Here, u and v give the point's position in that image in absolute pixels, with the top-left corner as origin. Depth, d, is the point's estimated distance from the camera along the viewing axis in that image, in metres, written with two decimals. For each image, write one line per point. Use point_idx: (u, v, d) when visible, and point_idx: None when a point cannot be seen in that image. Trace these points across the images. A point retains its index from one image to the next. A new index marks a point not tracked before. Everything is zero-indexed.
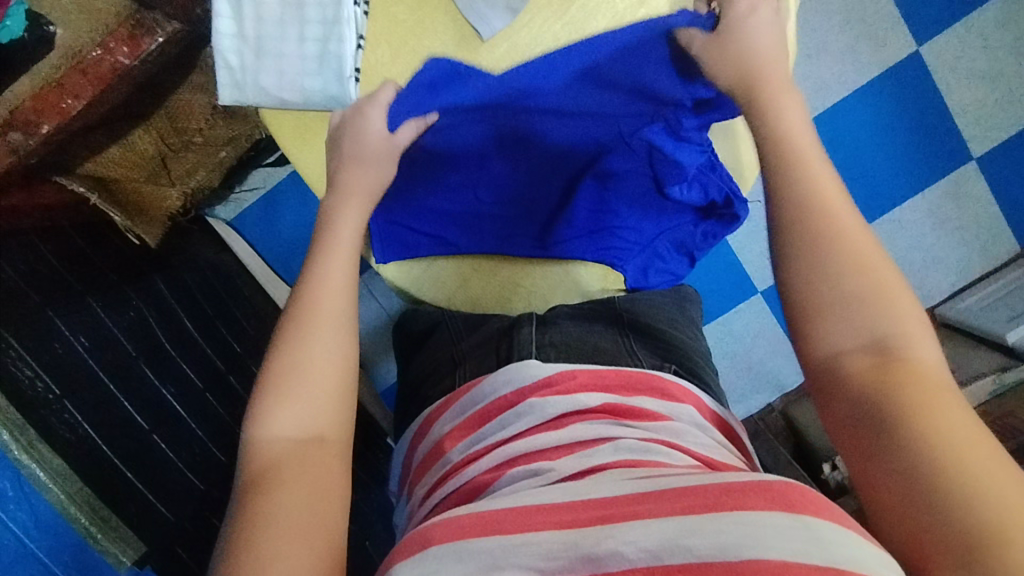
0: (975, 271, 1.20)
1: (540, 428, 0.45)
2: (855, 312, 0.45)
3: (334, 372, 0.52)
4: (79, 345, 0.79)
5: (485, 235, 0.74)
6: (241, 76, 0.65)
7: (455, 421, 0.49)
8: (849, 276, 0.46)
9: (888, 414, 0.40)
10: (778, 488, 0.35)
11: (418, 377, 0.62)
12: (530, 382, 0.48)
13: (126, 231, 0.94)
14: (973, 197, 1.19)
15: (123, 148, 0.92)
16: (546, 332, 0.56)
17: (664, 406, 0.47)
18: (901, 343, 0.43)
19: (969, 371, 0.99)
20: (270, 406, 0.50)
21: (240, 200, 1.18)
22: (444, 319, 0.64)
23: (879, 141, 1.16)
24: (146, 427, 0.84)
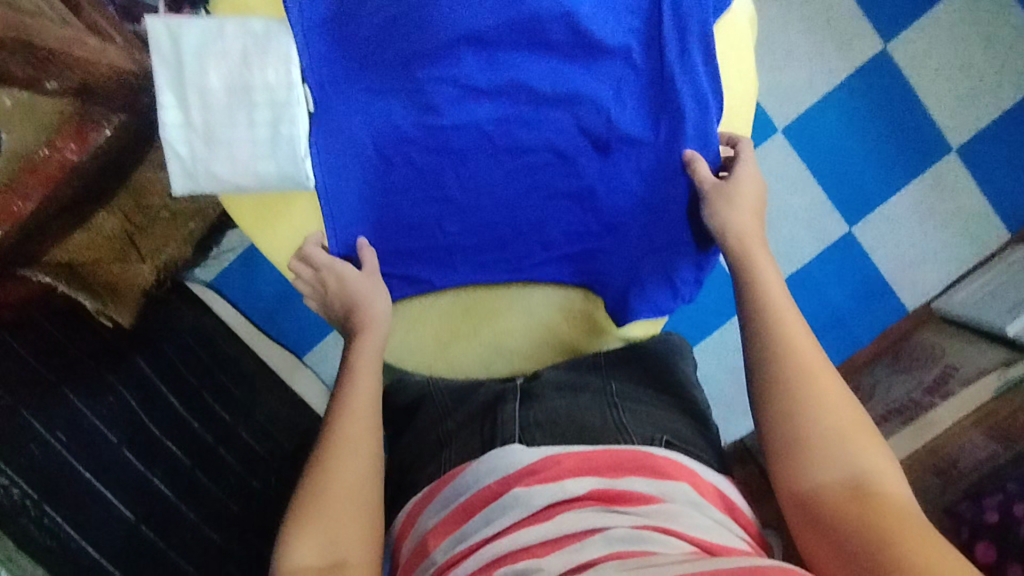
0: (968, 262, 1.19)
1: (526, 521, 0.42)
2: (840, 452, 0.54)
3: (365, 513, 0.55)
4: (57, 442, 0.78)
5: (459, 267, 0.73)
6: (192, 164, 0.63)
7: (439, 516, 0.46)
8: (824, 410, 0.56)
9: (874, 551, 0.47)
10: (767, 574, 0.35)
11: (405, 465, 0.59)
12: (513, 472, 0.45)
13: (99, 314, 0.90)
14: (957, 189, 1.17)
15: (89, 231, 0.84)
16: (529, 408, 0.54)
17: (656, 485, 0.44)
18: (873, 479, 0.52)
19: (975, 368, 0.96)
20: (298, 536, 0.53)
21: (219, 261, 1.10)
22: (429, 392, 0.63)
23: (856, 143, 1.15)
24: (134, 519, 0.82)
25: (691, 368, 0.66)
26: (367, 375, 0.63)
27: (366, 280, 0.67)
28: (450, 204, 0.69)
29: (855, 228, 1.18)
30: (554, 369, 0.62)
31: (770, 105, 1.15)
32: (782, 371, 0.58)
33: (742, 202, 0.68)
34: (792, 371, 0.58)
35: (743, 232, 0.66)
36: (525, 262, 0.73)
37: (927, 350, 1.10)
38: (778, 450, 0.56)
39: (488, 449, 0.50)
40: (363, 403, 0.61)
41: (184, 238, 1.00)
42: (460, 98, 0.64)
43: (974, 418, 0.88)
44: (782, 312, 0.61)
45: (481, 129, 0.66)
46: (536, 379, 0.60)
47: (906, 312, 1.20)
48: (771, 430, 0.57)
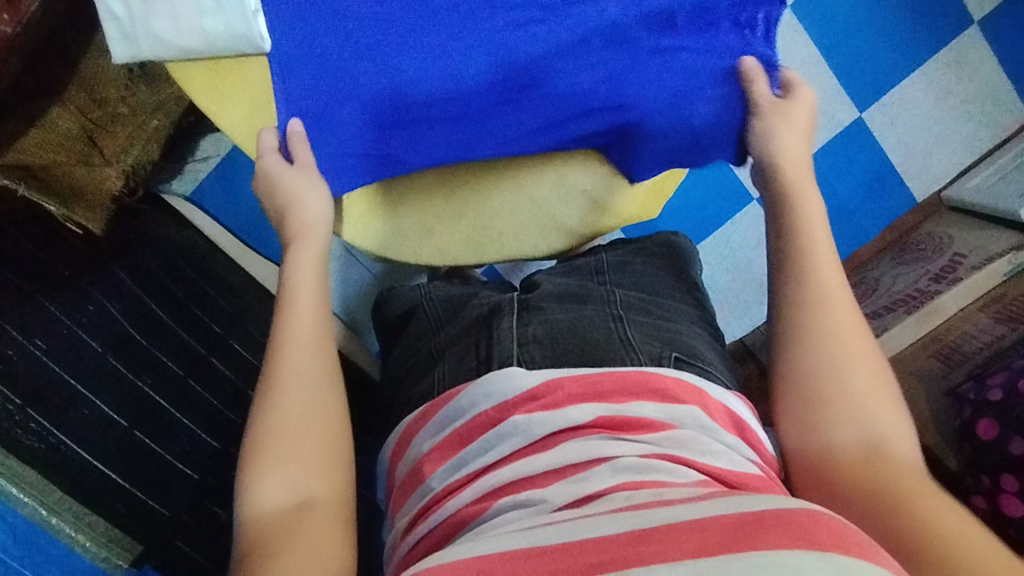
0: (983, 146, 1.13)
1: (528, 452, 0.40)
2: (854, 411, 0.53)
3: (319, 436, 0.53)
4: (37, 349, 0.76)
5: (437, 143, 0.65)
6: (129, 26, 0.55)
7: (435, 440, 0.44)
8: (851, 365, 0.55)
9: (879, 515, 0.47)
10: (797, 518, 0.32)
11: (397, 379, 0.57)
12: (515, 396, 0.43)
13: (66, 221, 0.84)
14: (976, 65, 1.10)
15: (42, 129, 0.76)
16: (528, 323, 0.50)
17: (666, 410, 0.42)
18: (887, 442, 0.51)
19: (983, 255, 0.94)
20: (261, 473, 0.50)
21: (195, 171, 1.04)
22: (422, 303, 0.60)
23: (869, 19, 1.06)
24: (126, 424, 0.80)
25: (694, 271, 0.63)
26: (305, 292, 0.61)
27: (300, 174, 0.62)
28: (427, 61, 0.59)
29: (867, 114, 1.10)
30: (553, 278, 0.58)
31: None
32: (799, 315, 0.57)
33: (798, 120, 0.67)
34: (807, 302, 0.58)
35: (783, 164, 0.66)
36: (510, 138, 0.66)
37: (935, 240, 1.07)
38: (797, 392, 0.55)
39: (485, 371, 0.48)
40: (303, 318, 0.59)
41: (149, 137, 0.91)
42: None
43: (981, 303, 0.89)
44: (812, 239, 0.61)
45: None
46: (534, 289, 0.56)
47: (917, 203, 1.15)
48: (787, 364, 0.56)
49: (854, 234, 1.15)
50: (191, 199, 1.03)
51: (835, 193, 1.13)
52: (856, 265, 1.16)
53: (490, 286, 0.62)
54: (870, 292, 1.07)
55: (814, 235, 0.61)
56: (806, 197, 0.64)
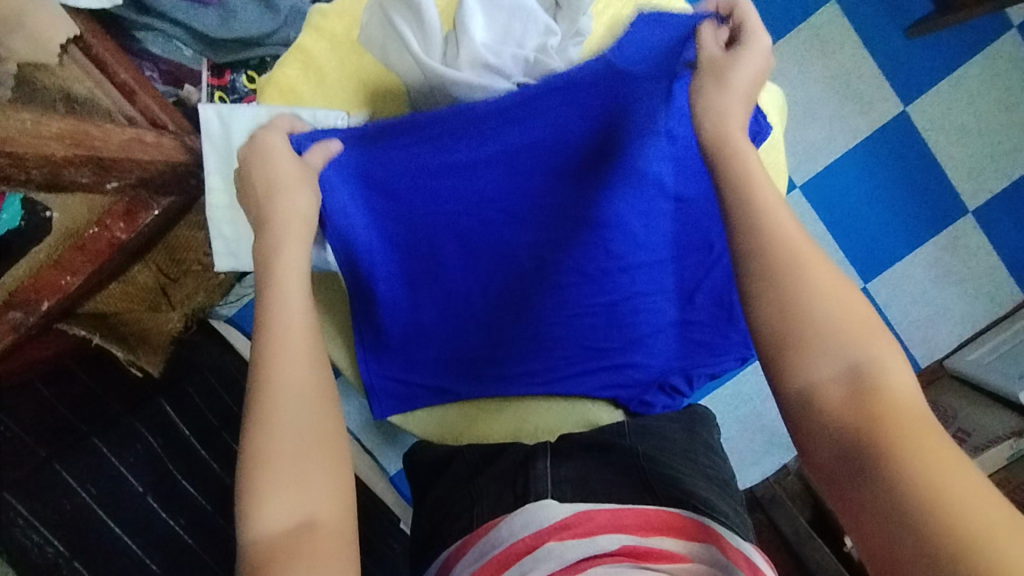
0: (980, 323, 1.20)
1: (557, 574, 0.43)
2: (830, 342, 0.41)
3: (324, 436, 0.47)
4: (86, 494, 0.80)
5: (482, 379, 0.76)
6: (236, 243, 0.74)
7: (474, 565, 0.48)
8: (818, 296, 0.42)
9: (881, 485, 0.35)
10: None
11: (433, 516, 0.60)
12: (547, 526, 0.47)
13: (129, 365, 0.90)
14: (972, 249, 1.19)
15: (123, 283, 0.86)
16: (560, 466, 0.55)
17: (683, 544, 0.45)
18: (874, 371, 0.40)
19: (986, 432, 0.98)
20: (262, 497, 0.44)
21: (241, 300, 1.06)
22: (461, 450, 0.65)
23: (874, 202, 1.17)
24: (156, 568, 0.84)
25: (711, 437, 0.67)
26: (294, 281, 0.53)
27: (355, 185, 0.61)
28: (470, 315, 0.75)
29: (871, 284, 1.19)
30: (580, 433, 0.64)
31: (789, 163, 1.17)
32: (764, 259, 0.43)
33: (737, 85, 0.52)
34: (781, 253, 0.43)
35: (724, 122, 0.51)
36: (547, 376, 0.75)
37: (940, 410, 1.12)
38: (770, 333, 0.42)
39: (522, 502, 0.52)
40: (297, 295, 0.52)
41: (212, 288, 1.00)
42: (470, 206, 0.70)
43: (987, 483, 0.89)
44: (771, 206, 0.45)
45: (488, 240, 0.72)
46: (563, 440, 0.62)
47: (920, 369, 1.21)
48: (771, 319, 0.42)
49: None
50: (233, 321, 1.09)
51: None
52: None
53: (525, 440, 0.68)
54: None
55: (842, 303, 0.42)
56: (740, 145, 0.49)
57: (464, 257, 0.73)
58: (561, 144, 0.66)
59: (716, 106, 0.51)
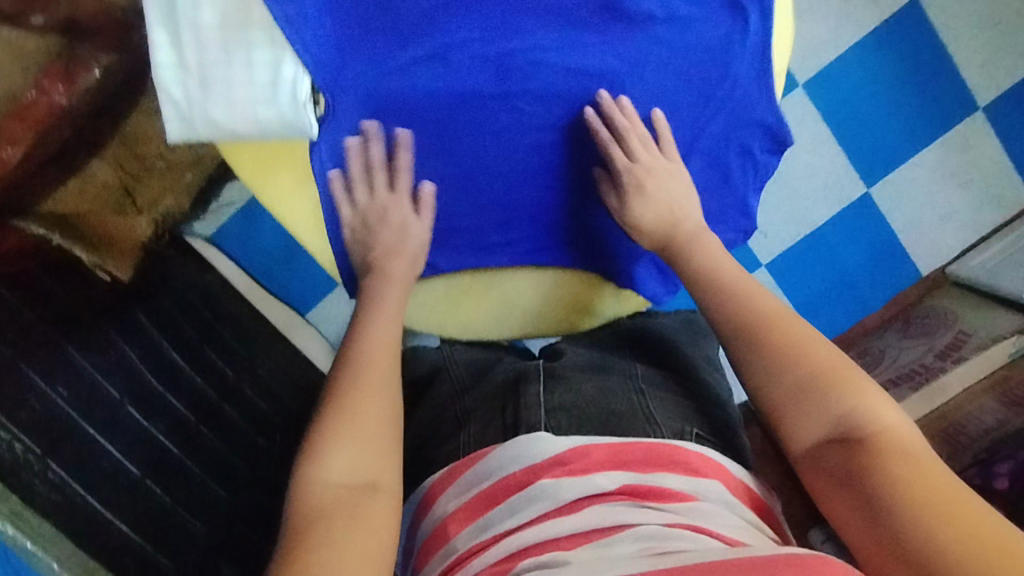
0: (985, 227, 1.15)
1: (554, 515, 0.41)
2: (811, 407, 0.53)
3: (389, 431, 0.55)
4: (57, 396, 0.74)
5: (463, 249, 0.74)
6: (186, 108, 0.62)
7: (460, 500, 0.45)
8: (791, 360, 0.55)
9: (889, 515, 0.46)
10: (806, 562, 0.35)
11: (419, 440, 0.58)
12: (542, 460, 0.44)
13: (95, 268, 0.85)
14: (979, 149, 1.12)
15: (80, 180, 0.80)
16: (554, 392, 0.52)
17: (689, 482, 0.43)
18: (862, 422, 0.51)
19: (988, 333, 0.96)
20: (331, 449, 0.52)
21: (218, 214, 1.06)
22: (447, 366, 0.62)
23: (881, 100, 1.10)
24: (138, 473, 0.80)
25: (710, 350, 0.64)
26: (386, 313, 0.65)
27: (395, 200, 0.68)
28: (456, 186, 0.70)
29: (875, 189, 1.14)
30: (576, 347, 0.59)
31: (793, 59, 1.09)
32: (747, 333, 0.58)
33: (653, 192, 0.68)
34: (758, 321, 0.58)
35: (672, 224, 0.68)
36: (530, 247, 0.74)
37: (939, 315, 1.09)
38: (766, 403, 0.56)
39: (512, 434, 0.49)
40: (386, 326, 0.64)
41: (181, 190, 0.95)
42: (460, 57, 0.62)
43: (985, 385, 0.88)
44: (736, 283, 0.62)
45: (478, 98, 0.64)
46: (558, 357, 0.58)
47: (922, 276, 1.17)
48: (767, 389, 0.56)
49: (858, 303, 1.17)
50: (214, 241, 1.06)
51: (840, 261, 1.16)
52: (860, 333, 1.17)
53: (512, 352, 0.64)
54: (874, 364, 1.08)
55: (791, 360, 0.55)
56: (693, 248, 0.67)
57: (453, 122, 0.65)
58: (537, 54, 0.63)
59: (660, 202, 0.68)
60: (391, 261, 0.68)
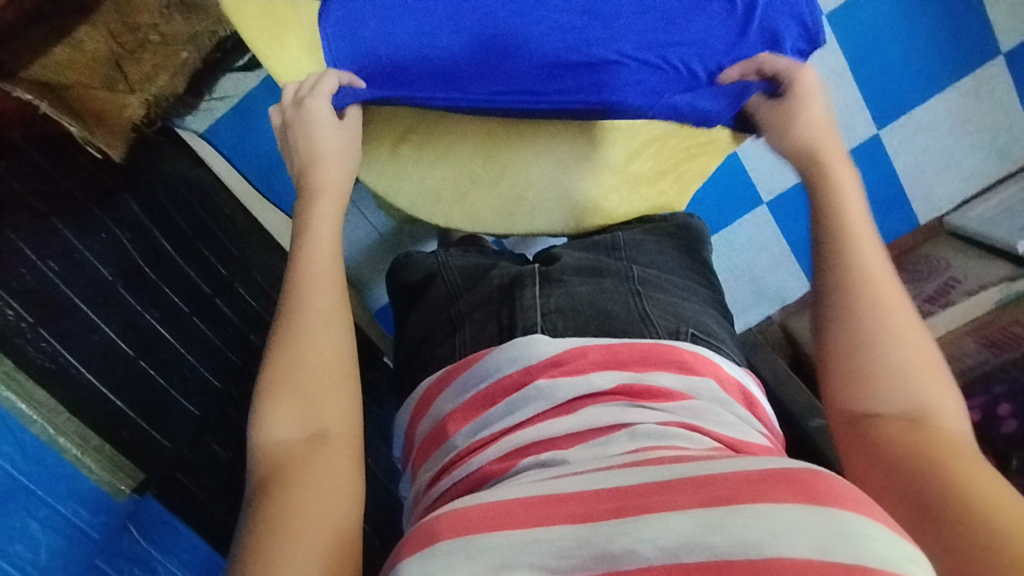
0: (990, 177, 1.14)
1: (550, 414, 0.43)
2: (892, 382, 0.48)
3: (337, 372, 0.51)
4: (48, 269, 0.76)
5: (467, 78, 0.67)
6: None
7: (459, 401, 0.47)
8: (881, 336, 0.50)
9: (930, 491, 0.41)
10: (798, 474, 0.34)
11: (415, 338, 0.59)
12: (537, 362, 0.45)
13: (86, 144, 0.81)
14: (994, 96, 1.10)
15: (69, 46, 0.78)
16: (551, 294, 0.52)
17: (683, 381, 0.45)
18: (928, 414, 0.46)
19: (978, 281, 0.98)
20: (272, 408, 0.49)
21: (211, 110, 0.91)
22: (441, 270, 0.61)
23: (903, 37, 1.06)
24: (132, 353, 0.81)
25: (705, 253, 0.65)
26: (326, 241, 0.58)
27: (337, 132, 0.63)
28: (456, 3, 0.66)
29: (884, 131, 1.11)
30: (571, 252, 0.59)
31: None
32: (846, 296, 0.52)
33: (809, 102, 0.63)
34: (854, 290, 0.52)
35: (818, 144, 0.61)
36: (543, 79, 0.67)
37: (931, 263, 1.10)
38: (836, 368, 0.50)
39: (507, 337, 0.50)
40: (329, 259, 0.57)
41: (176, 70, 0.86)
42: None
43: (971, 327, 0.90)
44: (853, 243, 0.55)
45: None
46: (554, 261, 0.58)
47: (919, 224, 1.17)
48: (837, 350, 0.51)
49: None
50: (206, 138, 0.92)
51: None
52: None
53: (507, 258, 0.64)
54: None
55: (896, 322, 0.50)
56: (838, 176, 0.59)
57: None
58: None
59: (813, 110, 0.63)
60: (319, 171, 0.61)
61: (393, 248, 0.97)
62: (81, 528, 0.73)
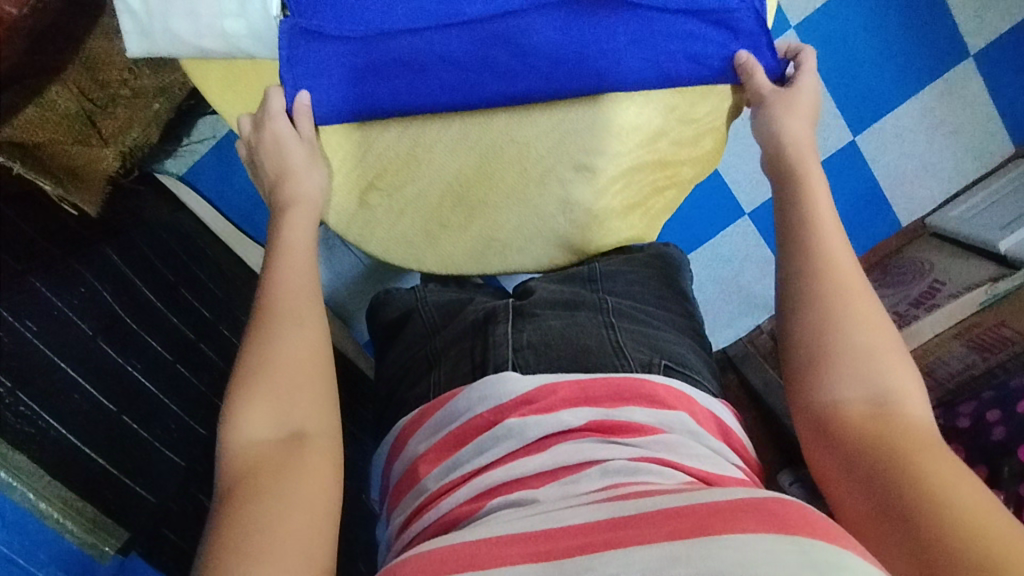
0: (968, 177, 1.15)
1: (520, 454, 0.42)
2: (859, 365, 0.48)
3: (315, 375, 0.51)
4: (26, 330, 0.74)
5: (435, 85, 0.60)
6: (149, 23, 0.63)
7: (430, 441, 0.46)
8: (858, 325, 0.49)
9: (891, 483, 0.41)
10: (769, 505, 0.34)
11: (393, 379, 0.58)
12: (510, 399, 0.44)
13: (60, 201, 0.82)
14: (966, 97, 1.11)
15: (41, 107, 0.76)
16: (523, 329, 0.51)
17: (655, 415, 0.44)
18: (896, 399, 0.46)
19: (962, 283, 0.98)
20: (247, 410, 0.48)
21: (190, 152, 0.95)
22: (418, 308, 0.61)
23: (872, 46, 1.08)
24: (115, 409, 0.79)
25: (686, 284, 0.65)
26: (302, 264, 0.59)
27: (301, 147, 0.62)
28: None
29: (858, 138, 1.12)
30: (546, 284, 0.59)
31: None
32: (817, 286, 0.52)
33: (801, 107, 0.62)
34: (824, 277, 0.52)
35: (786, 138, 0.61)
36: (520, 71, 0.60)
37: (915, 265, 1.10)
38: (801, 357, 0.50)
39: (480, 374, 0.49)
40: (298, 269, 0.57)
41: (148, 121, 0.87)
42: None
43: (957, 330, 0.90)
44: (820, 225, 0.55)
45: None
46: (528, 294, 0.57)
47: (902, 228, 1.18)
48: (799, 341, 0.51)
49: None
50: (185, 180, 0.96)
51: None
52: None
53: (484, 291, 0.64)
54: None
55: (863, 309, 0.50)
56: (805, 169, 0.59)
57: None
58: None
59: (803, 107, 0.62)
60: (288, 183, 0.63)
61: (377, 281, 0.96)
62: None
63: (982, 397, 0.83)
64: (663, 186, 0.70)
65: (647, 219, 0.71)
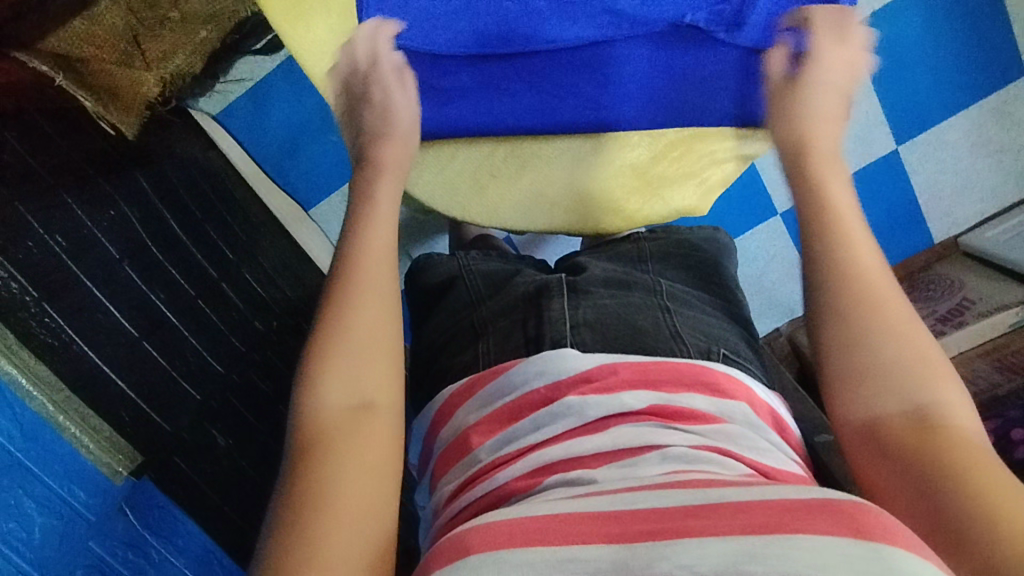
0: (1009, 199, 1.13)
1: (580, 432, 0.42)
2: (899, 381, 0.43)
3: (390, 339, 0.47)
4: (55, 245, 0.73)
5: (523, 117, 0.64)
6: None
7: (482, 412, 0.46)
8: (895, 334, 0.44)
9: (950, 515, 0.37)
10: (842, 507, 0.33)
11: (436, 341, 0.57)
12: (568, 377, 0.44)
13: (99, 119, 0.79)
14: (1016, 118, 1.09)
15: (88, 21, 0.74)
16: (579, 305, 0.51)
17: (717, 404, 0.44)
18: (944, 413, 0.42)
19: (992, 302, 1.01)
20: (323, 375, 0.45)
21: (226, 93, 0.96)
22: (463, 275, 0.60)
23: (932, 54, 1.04)
24: (136, 334, 0.79)
25: (734, 268, 0.64)
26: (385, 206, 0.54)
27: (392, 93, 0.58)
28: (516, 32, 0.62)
29: (903, 148, 1.09)
30: (599, 262, 0.58)
31: None
32: (851, 287, 0.47)
33: None
34: (862, 283, 0.47)
35: None
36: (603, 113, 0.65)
37: (945, 282, 1.10)
38: (837, 369, 0.46)
39: (534, 348, 0.49)
40: (384, 220, 0.53)
41: (192, 48, 0.85)
42: None
43: (983, 349, 0.90)
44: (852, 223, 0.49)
45: None
46: (581, 271, 0.56)
47: (933, 244, 1.15)
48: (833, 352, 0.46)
49: None
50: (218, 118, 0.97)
51: None
52: None
53: (530, 264, 0.63)
54: None
55: (900, 320, 0.45)
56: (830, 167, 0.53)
57: None
58: None
59: None
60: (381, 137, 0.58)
61: (402, 244, 0.96)
62: (76, 509, 0.70)
63: (1007, 415, 0.83)
64: (722, 159, 0.71)
65: (702, 190, 0.72)
